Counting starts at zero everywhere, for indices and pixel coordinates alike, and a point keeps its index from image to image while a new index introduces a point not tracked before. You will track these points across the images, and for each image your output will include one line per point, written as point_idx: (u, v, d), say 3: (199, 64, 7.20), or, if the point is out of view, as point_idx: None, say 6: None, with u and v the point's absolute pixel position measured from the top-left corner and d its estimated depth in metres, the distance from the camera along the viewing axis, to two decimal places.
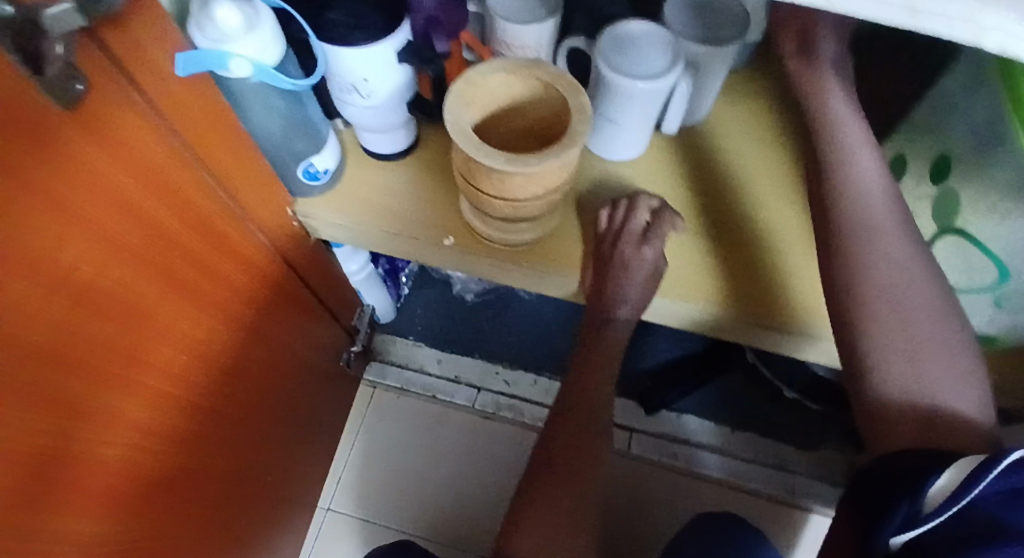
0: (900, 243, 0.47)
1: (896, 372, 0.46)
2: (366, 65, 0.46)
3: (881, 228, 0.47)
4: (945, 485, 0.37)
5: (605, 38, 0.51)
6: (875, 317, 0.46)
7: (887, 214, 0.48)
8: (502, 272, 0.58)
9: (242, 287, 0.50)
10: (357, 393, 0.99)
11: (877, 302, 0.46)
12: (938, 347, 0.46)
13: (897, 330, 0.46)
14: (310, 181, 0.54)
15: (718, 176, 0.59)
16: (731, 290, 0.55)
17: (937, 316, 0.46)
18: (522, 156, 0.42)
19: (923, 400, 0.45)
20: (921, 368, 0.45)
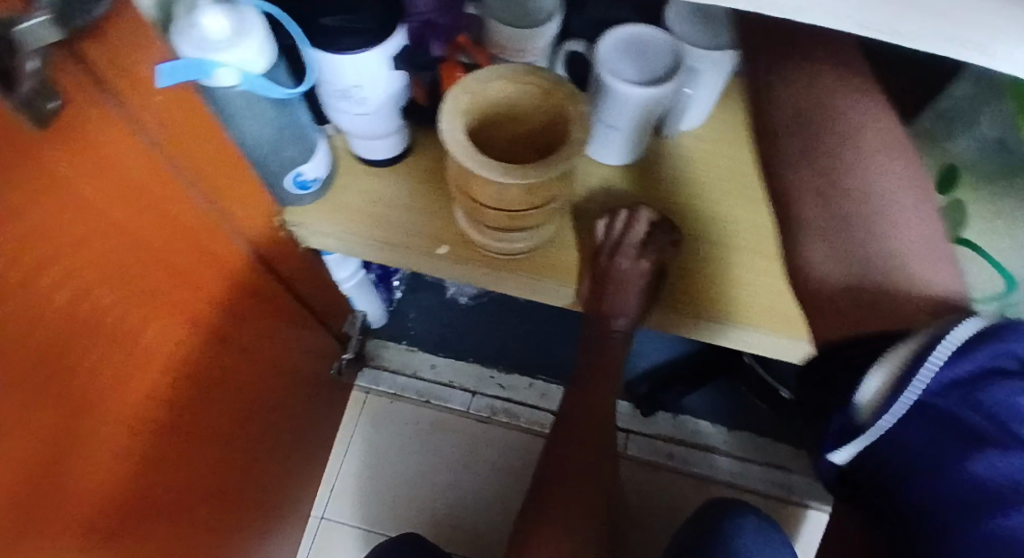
0: (871, 145, 0.41)
1: (819, 247, 0.40)
2: (358, 71, 0.44)
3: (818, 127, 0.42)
4: (877, 385, 0.32)
5: (608, 44, 0.50)
6: (818, 200, 0.40)
7: (865, 115, 0.42)
8: (502, 281, 0.56)
9: (227, 301, 0.48)
10: (350, 400, 0.97)
11: (819, 174, 0.41)
12: (897, 245, 0.38)
13: (843, 212, 0.39)
14: (299, 191, 0.52)
15: (696, 176, 0.57)
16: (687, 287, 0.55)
17: (906, 226, 0.38)
18: (520, 168, 0.41)
19: (858, 283, 0.38)
20: (866, 257, 0.38)
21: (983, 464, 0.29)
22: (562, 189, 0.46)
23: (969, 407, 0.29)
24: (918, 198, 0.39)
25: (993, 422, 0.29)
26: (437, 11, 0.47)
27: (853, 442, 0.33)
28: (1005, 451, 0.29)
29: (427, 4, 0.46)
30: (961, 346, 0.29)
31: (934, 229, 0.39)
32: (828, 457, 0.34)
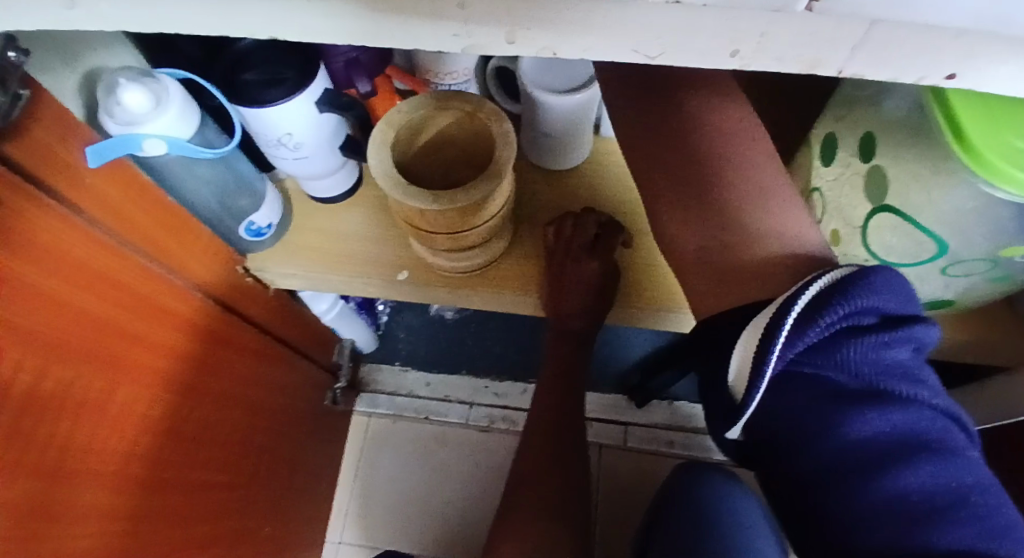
0: (723, 136, 0.41)
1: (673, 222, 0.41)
2: (290, 119, 0.46)
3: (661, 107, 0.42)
4: (741, 360, 0.34)
5: (528, 61, 0.52)
6: (671, 195, 0.41)
7: (721, 110, 0.42)
8: (466, 299, 0.58)
9: (197, 355, 0.50)
10: (351, 426, 0.99)
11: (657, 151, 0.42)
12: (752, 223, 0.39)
13: (700, 201, 0.40)
14: (254, 238, 0.54)
15: (599, 171, 0.59)
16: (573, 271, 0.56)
17: (763, 206, 0.39)
18: (450, 193, 0.43)
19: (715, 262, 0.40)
20: (723, 241, 0.39)
21: (859, 421, 0.32)
22: (499, 205, 0.47)
23: (835, 368, 0.32)
24: (776, 178, 0.40)
25: (859, 380, 0.32)
26: (360, 49, 0.49)
27: (736, 418, 0.35)
28: (870, 407, 0.31)
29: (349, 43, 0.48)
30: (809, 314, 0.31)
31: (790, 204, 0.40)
32: (725, 433, 0.37)
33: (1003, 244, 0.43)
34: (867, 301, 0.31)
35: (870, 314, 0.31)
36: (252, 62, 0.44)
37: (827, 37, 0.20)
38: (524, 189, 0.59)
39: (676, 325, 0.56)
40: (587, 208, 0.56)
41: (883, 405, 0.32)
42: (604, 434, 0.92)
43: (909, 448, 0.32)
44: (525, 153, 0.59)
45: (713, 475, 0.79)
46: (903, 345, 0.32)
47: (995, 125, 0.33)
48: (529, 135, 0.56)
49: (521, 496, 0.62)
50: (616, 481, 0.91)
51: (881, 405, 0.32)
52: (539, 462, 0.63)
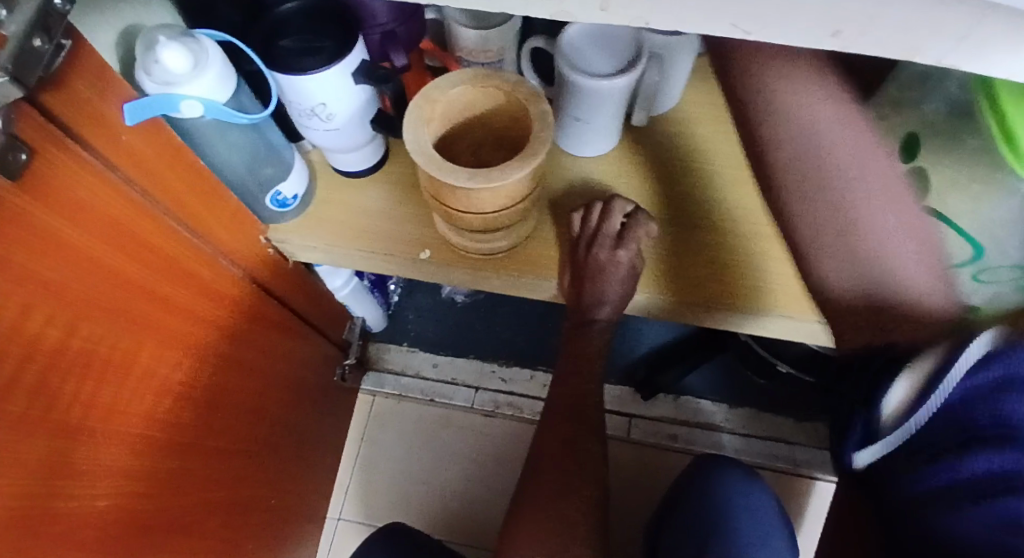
0: (853, 135, 0.36)
1: (834, 271, 0.39)
2: (323, 90, 0.45)
3: (806, 156, 0.37)
4: (903, 392, 0.44)
5: (566, 42, 0.51)
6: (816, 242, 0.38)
7: (796, 83, 0.37)
8: (487, 281, 0.57)
9: (219, 323, 0.50)
10: (357, 405, 0.99)
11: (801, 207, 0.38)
12: (884, 230, 0.36)
13: (834, 216, 0.37)
14: (279, 209, 0.53)
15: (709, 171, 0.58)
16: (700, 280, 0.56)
17: (899, 210, 0.36)
18: (486, 171, 0.42)
19: (878, 289, 0.37)
20: (860, 245, 0.37)
21: (981, 458, 0.40)
22: (532, 187, 0.47)
23: (989, 414, 0.39)
24: (900, 190, 0.36)
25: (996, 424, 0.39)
26: (396, 22, 0.50)
27: (892, 438, 0.44)
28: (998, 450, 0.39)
29: (388, 15, 0.49)
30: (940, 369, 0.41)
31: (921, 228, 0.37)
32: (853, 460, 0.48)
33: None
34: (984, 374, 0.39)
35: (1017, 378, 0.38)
36: (297, 29, 0.45)
37: (916, 22, 0.19)
38: (552, 175, 0.59)
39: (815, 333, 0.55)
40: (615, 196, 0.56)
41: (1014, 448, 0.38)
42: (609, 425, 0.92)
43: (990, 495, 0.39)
44: (555, 139, 0.59)
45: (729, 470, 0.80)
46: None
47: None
48: (559, 119, 0.56)
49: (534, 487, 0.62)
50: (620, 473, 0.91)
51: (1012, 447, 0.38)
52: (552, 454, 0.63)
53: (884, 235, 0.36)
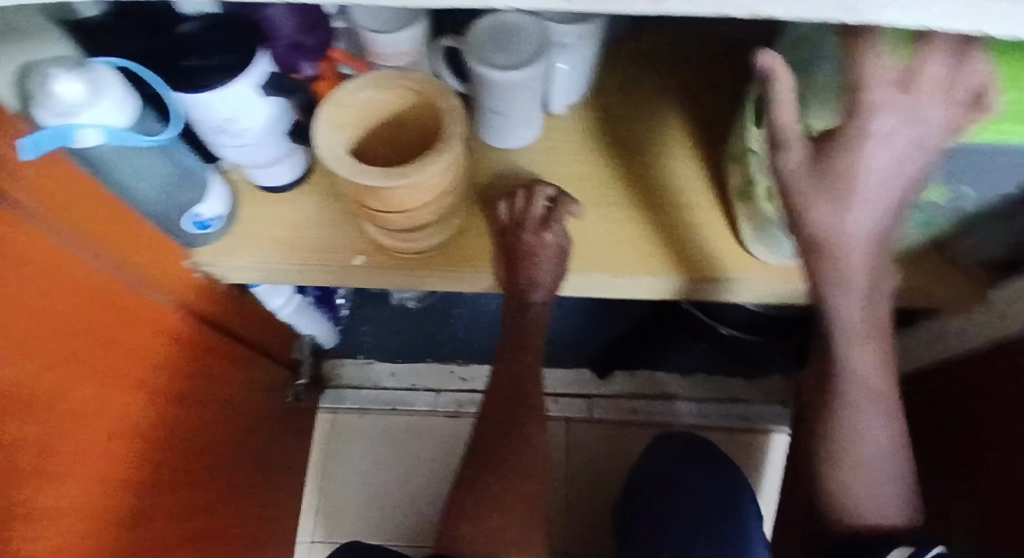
0: (874, 357, 0.46)
1: (852, 496, 0.50)
2: (230, 105, 0.46)
3: (867, 375, 0.47)
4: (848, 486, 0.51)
5: (472, 36, 0.52)
6: (834, 468, 0.50)
7: (887, 145, 0.36)
8: (423, 281, 0.58)
9: (149, 352, 0.49)
10: (317, 424, 0.98)
11: (834, 440, 0.49)
12: (872, 443, 0.49)
13: (847, 433, 0.48)
14: (201, 231, 0.53)
15: (628, 148, 0.59)
16: (665, 252, 0.56)
17: (886, 426, 0.48)
18: (400, 169, 0.43)
19: (863, 510, 0.50)
20: (849, 465, 0.49)
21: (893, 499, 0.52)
22: (452, 181, 0.47)
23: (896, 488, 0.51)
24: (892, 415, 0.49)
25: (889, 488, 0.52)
26: (303, 33, 0.49)
27: None
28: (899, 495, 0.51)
29: (291, 26, 0.48)
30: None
31: (902, 453, 0.50)
32: None
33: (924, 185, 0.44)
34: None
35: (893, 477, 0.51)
36: (198, 46, 0.43)
37: None
38: (478, 168, 0.60)
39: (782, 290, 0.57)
40: (538, 182, 0.57)
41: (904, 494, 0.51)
42: (570, 408, 0.95)
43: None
44: (479, 134, 0.60)
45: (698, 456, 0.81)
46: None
47: None
48: (479, 115, 0.57)
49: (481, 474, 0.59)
50: (585, 454, 0.94)
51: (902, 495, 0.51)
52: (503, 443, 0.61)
53: (866, 456, 0.49)
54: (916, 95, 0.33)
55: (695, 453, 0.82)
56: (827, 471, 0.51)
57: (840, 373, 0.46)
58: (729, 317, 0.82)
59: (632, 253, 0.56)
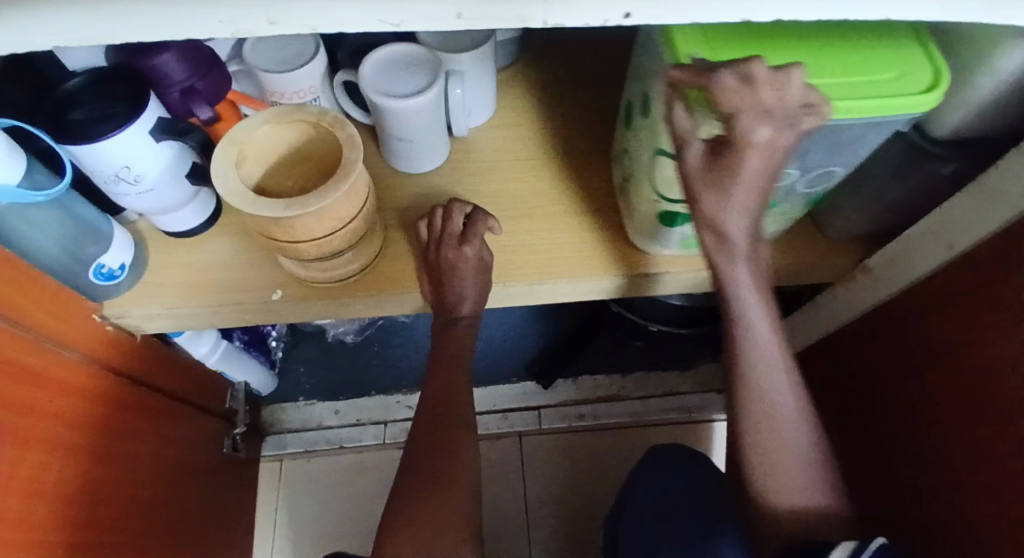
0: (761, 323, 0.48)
1: (775, 481, 0.48)
2: (126, 153, 0.46)
3: (763, 339, 0.49)
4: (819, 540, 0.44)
5: (367, 71, 0.54)
6: (757, 451, 0.49)
7: (767, 156, 0.40)
8: (347, 311, 0.58)
9: (62, 411, 0.48)
10: (262, 473, 0.95)
11: (751, 417, 0.49)
12: (785, 412, 0.49)
13: (757, 407, 0.49)
14: (108, 282, 0.53)
15: (536, 161, 0.62)
16: (592, 254, 0.58)
17: (794, 394, 0.49)
18: (302, 199, 0.44)
19: (787, 496, 0.48)
20: (771, 439, 0.48)
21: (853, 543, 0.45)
22: (358, 206, 0.48)
23: None
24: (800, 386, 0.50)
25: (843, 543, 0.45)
26: (194, 77, 0.49)
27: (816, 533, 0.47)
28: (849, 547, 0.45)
29: (183, 71, 0.49)
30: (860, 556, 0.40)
31: (817, 432, 0.50)
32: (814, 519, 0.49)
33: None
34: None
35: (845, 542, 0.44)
36: (84, 98, 0.45)
37: None
38: (390, 194, 0.61)
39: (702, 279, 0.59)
40: (455, 200, 0.59)
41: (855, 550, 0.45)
42: (519, 423, 0.97)
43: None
44: (391, 162, 0.61)
45: (677, 460, 0.77)
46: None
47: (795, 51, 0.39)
48: (388, 144, 0.59)
49: (411, 500, 0.56)
50: (537, 466, 0.95)
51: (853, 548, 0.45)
52: (436, 467, 0.58)
53: (784, 434, 0.48)
54: (778, 106, 0.37)
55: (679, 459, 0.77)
56: (755, 451, 0.49)
57: (739, 337, 0.49)
58: (653, 314, 0.86)
59: (565, 258, 0.58)
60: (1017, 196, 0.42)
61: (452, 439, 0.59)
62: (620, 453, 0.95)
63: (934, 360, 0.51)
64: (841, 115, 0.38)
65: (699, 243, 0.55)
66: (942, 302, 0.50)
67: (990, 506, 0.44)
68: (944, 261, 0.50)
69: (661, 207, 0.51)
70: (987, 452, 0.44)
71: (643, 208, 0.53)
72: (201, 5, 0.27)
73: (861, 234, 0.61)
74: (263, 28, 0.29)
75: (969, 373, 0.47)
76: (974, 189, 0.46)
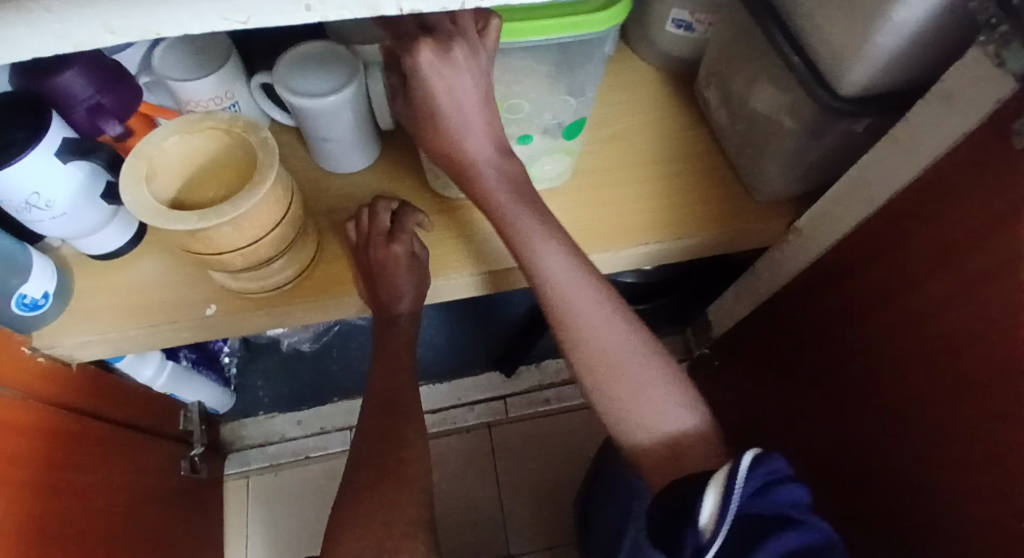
0: (549, 245, 0.50)
1: (613, 406, 0.51)
2: (34, 179, 0.44)
3: (551, 264, 0.50)
4: (711, 503, 0.41)
5: (283, 72, 0.53)
6: (589, 377, 0.52)
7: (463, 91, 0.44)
8: (288, 318, 0.57)
9: (3, 450, 0.47)
10: (229, 492, 0.94)
11: (569, 345, 0.52)
12: (595, 325, 0.51)
13: (569, 324, 0.51)
14: (33, 312, 0.51)
15: None
16: (451, 255, 0.59)
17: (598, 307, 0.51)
18: (218, 208, 0.43)
19: (627, 418, 0.51)
20: (592, 360, 0.51)
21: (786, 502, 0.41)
22: (279, 212, 0.48)
23: (791, 514, 0.41)
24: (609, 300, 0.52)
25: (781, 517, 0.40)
26: (101, 93, 0.48)
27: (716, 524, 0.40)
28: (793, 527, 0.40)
29: (88, 88, 0.47)
30: (726, 491, 0.41)
31: (639, 340, 0.52)
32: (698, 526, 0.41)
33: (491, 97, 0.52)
34: (754, 483, 0.41)
35: (760, 494, 0.41)
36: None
37: None
38: (320, 196, 0.60)
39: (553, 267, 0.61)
40: (382, 198, 0.58)
41: (794, 524, 0.40)
42: (485, 414, 0.97)
43: (808, 541, 0.40)
44: (320, 164, 0.61)
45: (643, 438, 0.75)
46: (793, 488, 0.42)
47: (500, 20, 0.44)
48: (315, 146, 0.58)
49: (370, 502, 0.56)
50: (506, 454, 0.95)
51: (794, 525, 0.40)
52: (390, 465, 0.58)
53: (603, 352, 0.51)
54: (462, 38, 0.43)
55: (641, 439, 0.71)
56: (583, 372, 0.52)
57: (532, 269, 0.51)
58: None
59: (465, 252, 0.59)
60: (928, 146, 0.43)
61: (404, 435, 0.60)
62: (586, 433, 0.96)
63: (867, 310, 0.53)
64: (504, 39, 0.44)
65: None
66: (869, 254, 0.52)
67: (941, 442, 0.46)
68: (865, 215, 0.51)
69: None
70: (932, 391, 0.46)
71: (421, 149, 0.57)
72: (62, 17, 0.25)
73: (788, 195, 0.62)
74: (101, 37, 0.26)
75: (904, 320, 0.48)
76: (890, 142, 0.47)
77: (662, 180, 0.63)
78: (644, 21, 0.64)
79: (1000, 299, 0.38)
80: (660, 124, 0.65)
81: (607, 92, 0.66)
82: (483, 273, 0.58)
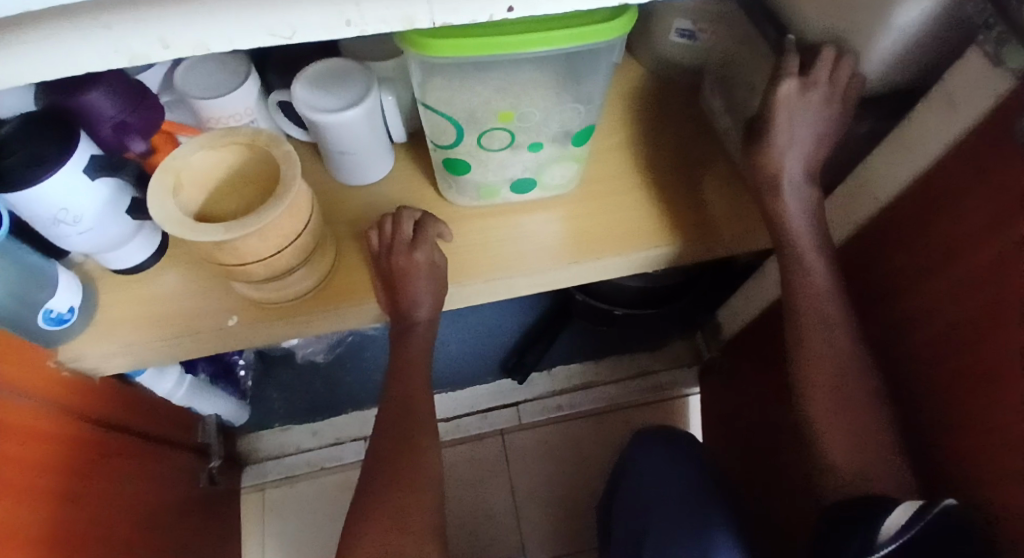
0: (820, 265, 0.53)
1: (837, 439, 0.53)
2: (63, 195, 0.45)
3: (817, 279, 0.53)
4: (896, 522, 0.44)
5: (299, 88, 0.54)
6: (826, 406, 0.53)
7: (795, 116, 0.49)
8: (310, 327, 0.58)
9: (31, 461, 0.48)
10: (245, 505, 0.94)
11: (806, 365, 0.54)
12: (837, 353, 0.53)
13: (813, 348, 0.54)
14: (60, 326, 0.52)
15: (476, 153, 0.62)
16: (595, 241, 0.61)
17: (850, 345, 0.52)
18: (243, 221, 0.44)
19: (857, 454, 0.51)
20: (824, 388, 0.53)
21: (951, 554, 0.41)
22: (300, 223, 0.49)
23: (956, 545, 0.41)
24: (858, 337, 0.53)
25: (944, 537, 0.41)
26: (126, 111, 0.49)
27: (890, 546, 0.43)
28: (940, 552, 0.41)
29: (112, 107, 0.48)
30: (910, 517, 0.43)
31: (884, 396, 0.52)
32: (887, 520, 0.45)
33: (496, 110, 0.50)
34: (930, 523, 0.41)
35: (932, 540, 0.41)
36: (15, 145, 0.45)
37: None
38: (337, 208, 0.62)
39: (743, 241, 0.63)
40: (405, 207, 0.59)
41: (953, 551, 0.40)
42: (499, 420, 0.98)
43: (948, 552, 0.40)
44: (337, 177, 0.62)
45: (672, 437, 0.76)
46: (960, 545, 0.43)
47: (454, 42, 0.42)
48: (333, 159, 0.59)
49: (390, 508, 0.57)
50: (521, 461, 0.96)
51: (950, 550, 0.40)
52: (404, 472, 0.59)
53: (840, 387, 0.53)
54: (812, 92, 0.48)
55: (674, 433, 0.76)
56: (814, 399, 0.54)
57: (802, 273, 0.54)
58: (619, 298, 0.86)
59: (506, 255, 0.60)
60: (930, 143, 0.44)
61: (422, 440, 0.61)
62: (598, 439, 0.97)
63: (877, 306, 0.54)
64: (449, 52, 0.42)
65: (497, 189, 0.60)
66: (876, 250, 0.52)
67: (957, 439, 0.46)
68: (870, 214, 0.52)
69: (442, 156, 0.56)
70: (945, 389, 0.47)
71: (435, 159, 0.58)
72: (120, 29, 0.28)
73: None
74: (156, 51, 0.29)
75: (918, 315, 0.49)
76: (895, 140, 0.47)
77: (672, 183, 0.63)
78: (647, 30, 0.65)
79: (1005, 288, 0.39)
80: (669, 130, 0.66)
81: (613, 101, 0.68)
82: (679, 247, 0.61)
